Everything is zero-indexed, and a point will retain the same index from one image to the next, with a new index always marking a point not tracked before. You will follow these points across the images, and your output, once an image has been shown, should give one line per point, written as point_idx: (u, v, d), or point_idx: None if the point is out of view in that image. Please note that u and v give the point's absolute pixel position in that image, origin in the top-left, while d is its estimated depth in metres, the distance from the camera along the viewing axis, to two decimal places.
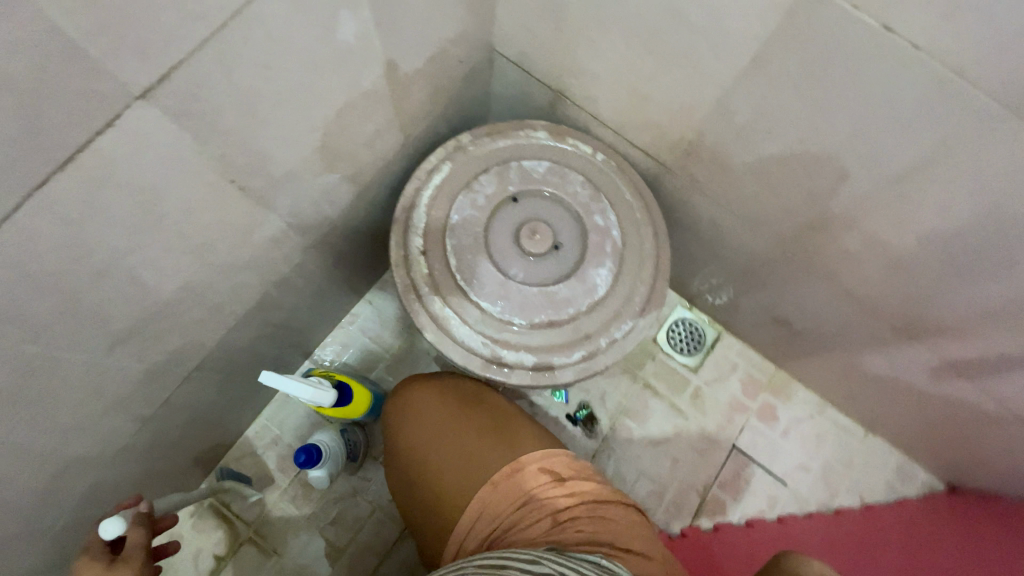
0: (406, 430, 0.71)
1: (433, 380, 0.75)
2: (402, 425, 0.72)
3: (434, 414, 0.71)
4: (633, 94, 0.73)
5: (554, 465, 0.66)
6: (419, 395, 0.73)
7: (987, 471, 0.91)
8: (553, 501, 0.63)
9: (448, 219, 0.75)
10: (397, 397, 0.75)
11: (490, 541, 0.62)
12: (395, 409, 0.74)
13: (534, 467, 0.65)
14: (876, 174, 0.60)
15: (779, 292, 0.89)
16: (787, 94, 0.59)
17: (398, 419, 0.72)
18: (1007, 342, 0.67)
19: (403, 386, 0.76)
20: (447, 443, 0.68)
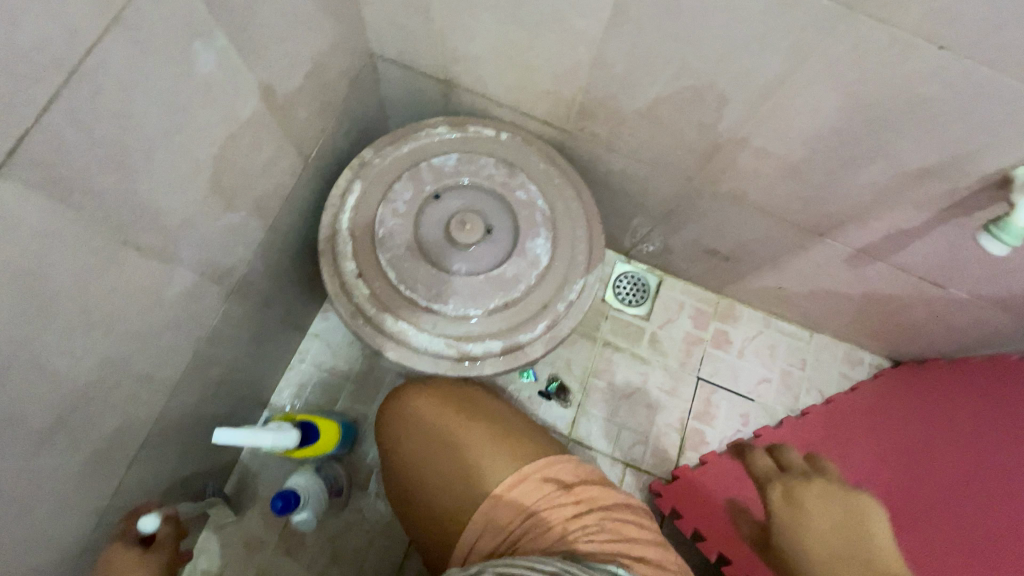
0: (406, 441, 0.71)
1: (429, 385, 0.74)
2: (401, 436, 0.71)
3: (432, 423, 0.70)
4: (516, 66, 0.73)
5: (559, 473, 0.66)
6: (417, 403, 0.72)
7: (920, 335, 0.99)
8: (560, 511, 0.62)
9: (375, 234, 0.74)
10: (393, 406, 0.75)
11: (496, 553, 0.61)
12: (394, 418, 0.73)
13: (538, 477, 0.65)
14: (749, 93, 0.62)
15: (702, 224, 0.92)
16: (651, 36, 0.60)
17: (397, 431, 0.72)
18: (903, 216, 0.72)
19: (401, 394, 0.75)
20: (446, 451, 0.68)
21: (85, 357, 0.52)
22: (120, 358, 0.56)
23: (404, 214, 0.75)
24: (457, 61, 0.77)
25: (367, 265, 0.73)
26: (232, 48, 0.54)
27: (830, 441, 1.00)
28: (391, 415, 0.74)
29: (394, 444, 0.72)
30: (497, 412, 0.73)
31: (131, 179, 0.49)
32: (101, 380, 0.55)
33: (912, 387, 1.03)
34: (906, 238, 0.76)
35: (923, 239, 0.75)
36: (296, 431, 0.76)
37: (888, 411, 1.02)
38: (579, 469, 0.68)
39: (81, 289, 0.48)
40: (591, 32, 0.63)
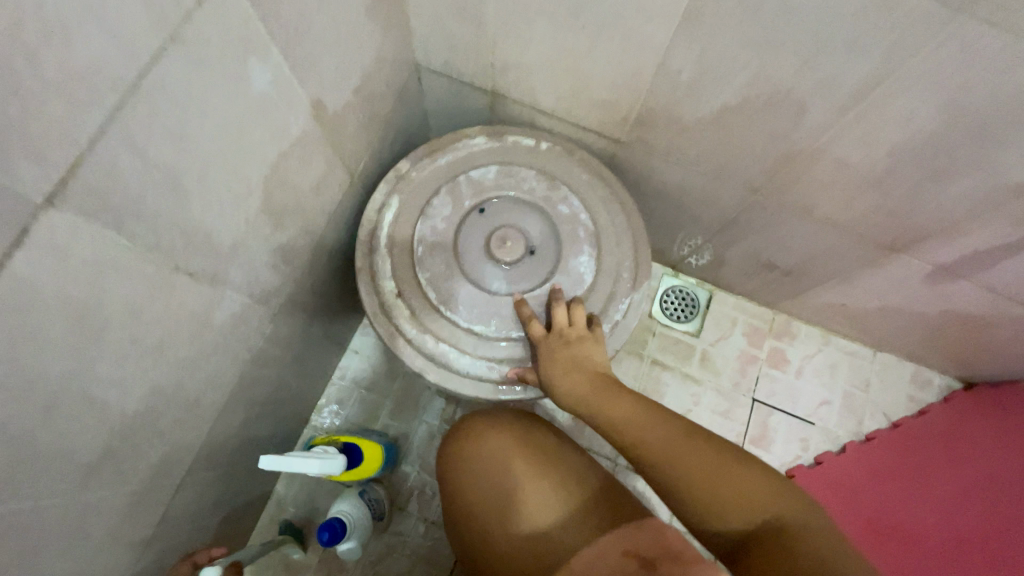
0: (472, 484, 0.67)
1: (499, 422, 0.71)
2: (465, 478, 0.68)
3: (502, 468, 0.66)
4: (572, 75, 0.70)
5: (640, 546, 0.55)
6: (485, 442, 0.69)
7: (1000, 357, 0.91)
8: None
9: (414, 252, 0.71)
10: (459, 440, 0.72)
11: None
12: (460, 454, 0.70)
13: (615, 551, 0.56)
14: (832, 100, 0.57)
15: (762, 237, 0.86)
16: (726, 43, 0.56)
17: (462, 468, 0.69)
18: (998, 233, 0.65)
19: (468, 428, 0.72)
20: (514, 500, 0.64)
21: (133, 388, 0.50)
22: (168, 386, 0.54)
23: (444, 230, 0.72)
24: (507, 71, 0.74)
25: (407, 284, 0.70)
26: (285, 65, 0.52)
27: (903, 472, 0.95)
28: (456, 447, 0.71)
29: (457, 484, 0.69)
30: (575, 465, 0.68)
31: (184, 201, 0.47)
32: (149, 408, 0.53)
33: (989, 407, 0.97)
34: (997, 254, 0.69)
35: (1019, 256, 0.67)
36: (341, 456, 0.72)
37: (964, 434, 0.97)
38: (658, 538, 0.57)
39: (131, 318, 0.46)
40: (656, 38, 0.59)
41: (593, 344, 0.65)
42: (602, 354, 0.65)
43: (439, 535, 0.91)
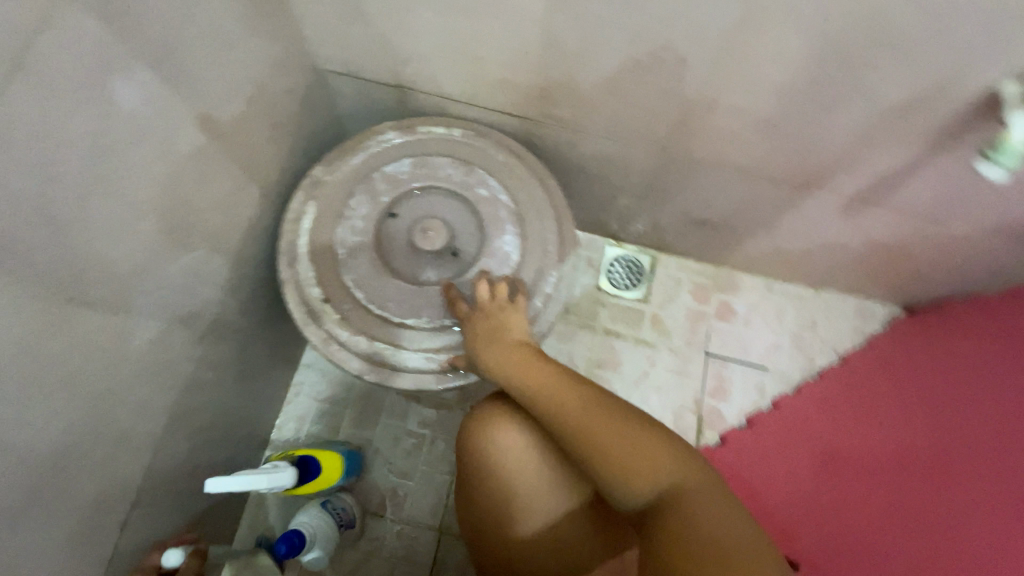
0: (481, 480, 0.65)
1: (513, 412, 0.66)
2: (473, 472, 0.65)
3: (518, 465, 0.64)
4: (466, 59, 0.70)
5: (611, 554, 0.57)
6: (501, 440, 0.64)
7: (929, 278, 0.95)
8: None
9: (336, 255, 0.70)
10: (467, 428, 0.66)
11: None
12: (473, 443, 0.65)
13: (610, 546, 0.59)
14: (706, 47, 0.58)
15: (685, 194, 0.88)
16: (597, 4, 0.56)
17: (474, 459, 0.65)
18: (893, 156, 0.67)
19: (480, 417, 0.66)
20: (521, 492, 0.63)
21: (46, 427, 0.49)
22: (88, 422, 0.53)
23: (362, 228, 0.72)
24: (405, 63, 0.74)
25: (333, 288, 0.70)
26: (157, 81, 0.52)
27: (846, 405, 0.99)
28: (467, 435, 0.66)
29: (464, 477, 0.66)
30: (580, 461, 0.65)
31: (64, 230, 0.46)
32: (71, 446, 0.52)
33: (929, 329, 1.00)
34: (899, 176, 0.71)
35: (921, 175, 0.69)
36: (293, 468, 0.73)
37: (906, 361, 0.99)
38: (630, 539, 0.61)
39: (27, 356, 0.45)
40: (532, 9, 0.59)
41: (519, 322, 0.66)
42: (522, 325, 0.66)
43: (415, 534, 0.91)
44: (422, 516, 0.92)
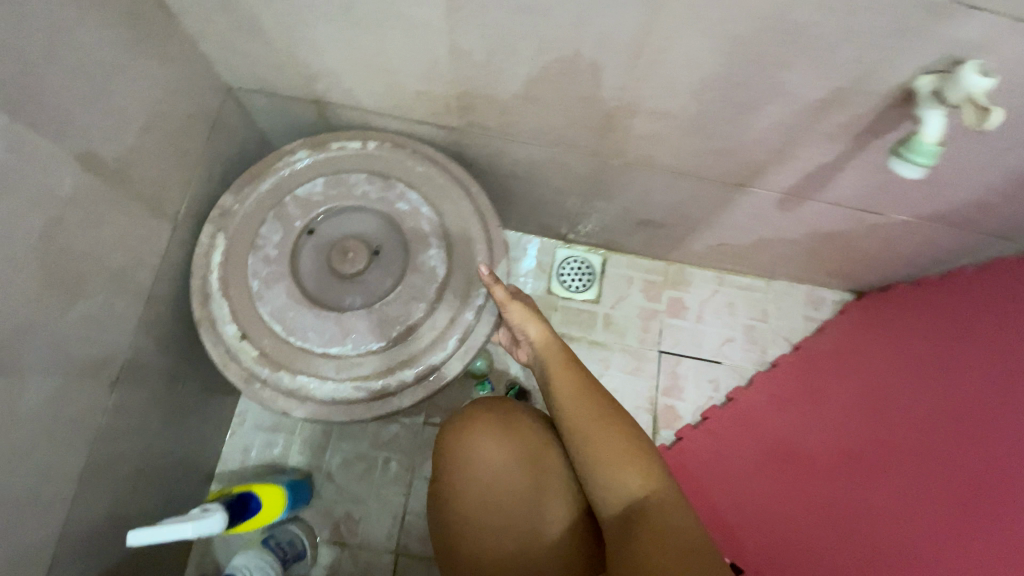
0: (465, 484, 0.64)
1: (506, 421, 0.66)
2: (457, 474, 0.65)
3: (506, 483, 0.63)
4: (377, 73, 0.66)
5: None
6: (490, 442, 0.65)
7: (872, 264, 0.94)
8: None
9: (249, 288, 0.67)
10: (452, 442, 0.67)
11: None
12: (455, 466, 0.65)
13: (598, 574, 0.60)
14: (616, 54, 0.55)
15: (624, 196, 0.85)
16: (499, 12, 0.53)
17: (458, 481, 0.64)
18: (820, 154, 0.65)
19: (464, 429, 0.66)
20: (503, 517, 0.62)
21: None
22: None
23: (276, 256, 0.68)
24: (316, 78, 0.69)
25: (250, 323, 0.66)
26: (20, 126, 0.47)
27: (799, 396, 0.98)
28: (447, 454, 0.66)
29: (448, 479, 0.65)
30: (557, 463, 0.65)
31: None
32: None
33: (874, 320, 1.01)
34: (825, 172, 0.69)
35: (848, 171, 0.68)
36: (224, 510, 0.70)
37: (854, 349, 0.99)
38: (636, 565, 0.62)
39: None
40: (432, 20, 0.56)
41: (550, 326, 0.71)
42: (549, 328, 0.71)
43: (370, 558, 0.89)
44: (377, 539, 0.90)
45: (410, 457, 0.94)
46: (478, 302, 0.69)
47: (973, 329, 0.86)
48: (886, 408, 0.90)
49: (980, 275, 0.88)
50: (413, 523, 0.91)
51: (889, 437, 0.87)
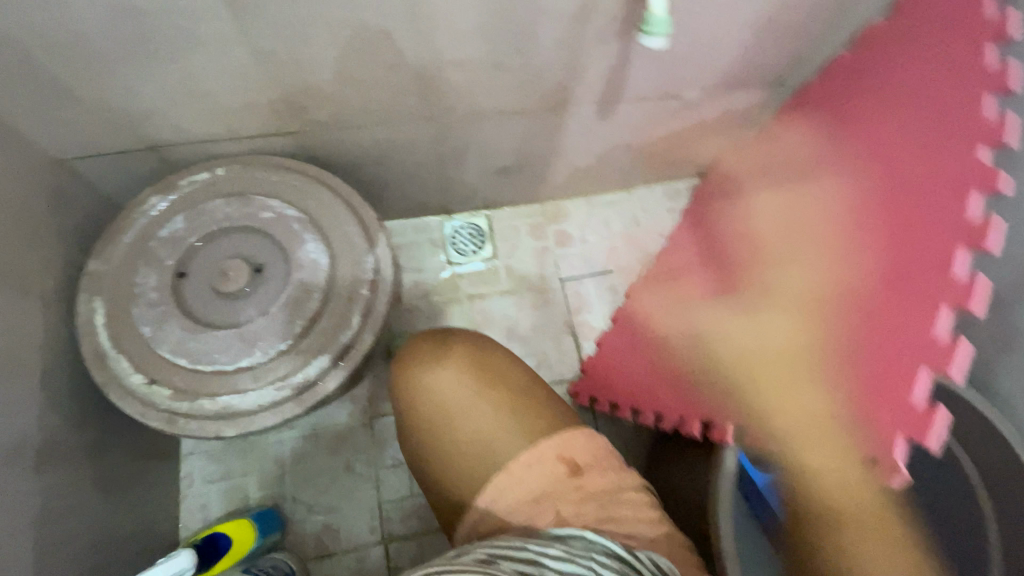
0: (416, 394, 0.68)
1: (450, 342, 0.71)
2: (408, 387, 0.69)
3: (452, 388, 0.67)
4: (197, 99, 0.70)
5: (575, 451, 0.63)
6: (438, 357, 0.69)
7: (703, 147, 1.08)
8: (567, 498, 0.60)
9: (143, 335, 0.69)
10: (401, 365, 0.71)
11: (515, 501, 0.60)
12: (409, 388, 0.69)
13: (554, 456, 0.62)
14: (396, 16, 0.63)
15: (473, 150, 0.93)
16: (280, 7, 0.59)
17: (410, 394, 0.69)
18: (604, 59, 0.76)
19: (410, 354, 0.71)
20: (462, 422, 0.66)
21: None
22: None
23: (159, 299, 0.70)
24: (142, 122, 0.72)
25: (155, 366, 0.68)
26: None
27: (663, 269, 0.99)
28: (400, 382, 0.70)
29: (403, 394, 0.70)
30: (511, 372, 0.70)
31: None
32: None
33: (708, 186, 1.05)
34: (618, 73, 0.80)
35: (634, 66, 0.79)
36: (191, 550, 0.71)
37: (694, 212, 1.02)
38: (595, 443, 0.65)
39: None
40: (225, 31, 0.61)
41: None
42: None
43: (361, 555, 0.92)
44: (362, 536, 0.93)
45: (368, 453, 0.97)
46: (370, 276, 0.74)
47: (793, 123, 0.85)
48: (727, 223, 0.88)
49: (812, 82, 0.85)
50: (391, 509, 0.95)
51: (724, 244, 0.85)
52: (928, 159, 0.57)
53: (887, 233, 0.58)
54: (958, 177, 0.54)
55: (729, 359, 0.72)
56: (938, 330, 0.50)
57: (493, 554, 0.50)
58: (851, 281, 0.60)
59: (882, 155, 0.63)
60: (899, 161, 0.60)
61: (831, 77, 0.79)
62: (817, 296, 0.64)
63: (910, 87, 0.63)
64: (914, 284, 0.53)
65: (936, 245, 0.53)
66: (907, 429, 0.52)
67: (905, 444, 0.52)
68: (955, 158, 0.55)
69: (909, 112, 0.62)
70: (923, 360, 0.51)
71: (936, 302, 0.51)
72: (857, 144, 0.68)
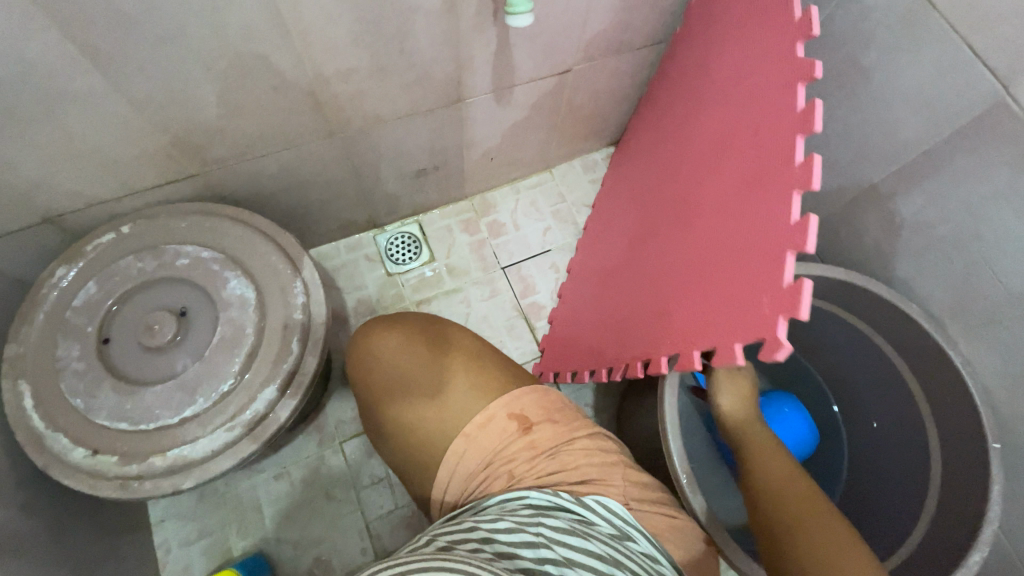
0: (370, 375, 0.69)
1: (400, 321, 0.72)
2: (362, 368, 0.70)
3: (403, 365, 0.67)
4: (84, 159, 0.68)
5: (524, 408, 0.65)
6: (390, 337, 0.69)
7: (608, 114, 1.13)
8: (519, 454, 0.62)
9: (76, 408, 0.67)
10: (354, 350, 0.72)
11: (474, 468, 0.62)
12: (362, 369, 0.70)
13: (505, 414, 0.64)
14: (267, 40, 0.63)
15: (384, 158, 0.94)
16: (146, 52, 0.58)
17: (365, 376, 0.69)
18: (487, 45, 0.78)
19: (361, 336, 0.72)
20: (414, 392, 0.66)
21: None
22: None
23: (86, 367, 0.68)
24: (30, 194, 0.69)
25: (97, 436, 0.66)
26: None
27: (604, 235, 1.01)
28: (355, 367, 0.71)
29: (357, 376, 0.71)
30: (462, 343, 0.71)
31: None
32: None
33: (629, 144, 1.07)
34: (503, 56, 0.82)
35: (517, 47, 0.81)
36: None
37: (623, 176, 1.04)
38: (545, 398, 0.67)
39: None
40: (94, 86, 0.59)
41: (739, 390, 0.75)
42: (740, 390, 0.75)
43: None
44: (356, 559, 0.93)
45: (344, 477, 0.97)
46: (302, 299, 0.74)
47: (675, 73, 0.87)
48: (643, 187, 0.89)
49: (687, 15, 0.86)
50: (379, 525, 0.94)
51: (642, 207, 0.86)
52: (771, 70, 0.58)
53: (749, 147, 0.57)
54: (793, 76, 0.54)
55: (650, 310, 0.69)
56: (790, 212, 0.46)
57: (447, 543, 0.50)
58: (729, 191, 0.59)
59: (741, 80, 0.64)
60: (753, 81, 0.61)
61: (689, 21, 0.82)
62: (707, 225, 0.61)
63: (746, 10, 0.66)
64: (768, 179, 0.51)
65: (781, 139, 0.52)
66: (781, 307, 0.44)
67: (783, 322, 0.43)
68: (789, 59, 0.56)
69: (751, 34, 0.64)
70: (784, 243, 0.46)
71: (785, 187, 0.48)
72: (721, 75, 0.69)
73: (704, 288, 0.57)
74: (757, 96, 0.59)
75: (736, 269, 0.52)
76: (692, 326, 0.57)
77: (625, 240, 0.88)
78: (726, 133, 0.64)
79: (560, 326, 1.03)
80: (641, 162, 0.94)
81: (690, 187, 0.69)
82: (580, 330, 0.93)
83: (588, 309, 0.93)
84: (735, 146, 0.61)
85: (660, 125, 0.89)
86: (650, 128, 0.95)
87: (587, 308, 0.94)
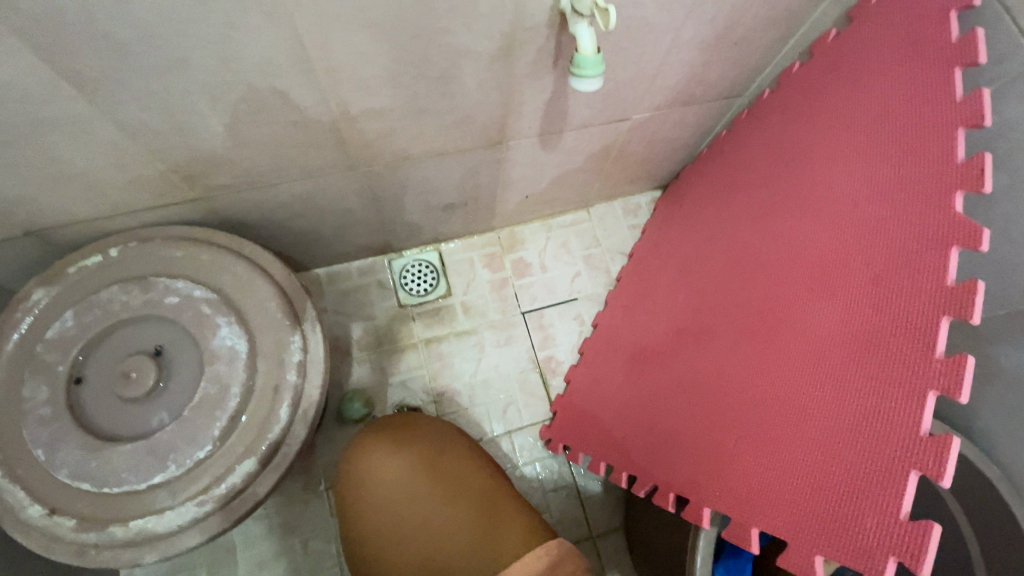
0: (368, 499, 0.66)
1: (410, 439, 0.69)
2: (359, 489, 0.66)
3: (409, 497, 0.65)
4: (69, 179, 0.60)
5: None
6: (396, 463, 0.67)
7: (660, 161, 1.02)
8: None
9: (37, 459, 0.60)
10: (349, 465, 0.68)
11: None
12: (359, 490, 0.66)
13: None
14: (287, 75, 0.53)
15: (409, 191, 0.84)
16: (144, 80, 0.49)
17: (362, 499, 0.66)
18: (540, 91, 0.68)
19: (363, 451, 0.68)
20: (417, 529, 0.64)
21: None
22: None
23: (52, 413, 0.61)
24: (8, 210, 0.61)
25: (56, 493, 0.59)
26: None
27: (637, 301, 0.94)
28: (349, 483, 0.67)
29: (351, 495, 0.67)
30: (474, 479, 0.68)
31: None
32: None
33: (679, 202, 0.98)
34: (557, 102, 0.72)
35: (574, 96, 0.71)
36: None
37: (667, 237, 0.96)
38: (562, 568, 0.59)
39: None
40: (81, 110, 0.51)
41: None
42: None
43: None
44: None
45: (326, 527, 0.90)
46: (298, 359, 0.65)
47: (751, 146, 0.78)
48: (692, 264, 0.81)
49: (780, 81, 0.75)
50: None
51: (688, 288, 0.78)
52: (898, 207, 0.51)
53: (857, 292, 0.50)
54: (931, 233, 0.47)
55: (690, 429, 0.62)
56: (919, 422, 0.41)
57: None
58: (819, 337, 0.52)
59: (847, 198, 0.56)
60: (865, 207, 0.53)
61: (788, 94, 0.72)
62: (780, 364, 0.54)
63: (871, 115, 0.57)
64: (887, 356, 0.45)
65: (911, 315, 0.45)
66: (891, 541, 0.40)
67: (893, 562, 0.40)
68: (928, 206, 0.48)
69: (873, 148, 0.55)
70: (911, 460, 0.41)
71: (917, 385, 0.43)
72: (821, 179, 0.60)
73: (771, 445, 0.51)
74: (869, 232, 0.52)
75: (824, 449, 0.47)
76: (753, 487, 0.51)
77: (663, 319, 0.80)
78: (818, 257, 0.56)
79: (576, 388, 0.96)
80: (693, 235, 0.86)
81: (758, 298, 0.61)
82: (599, 405, 0.86)
83: (611, 386, 0.85)
84: (830, 283, 0.53)
85: (724, 200, 0.81)
86: (709, 196, 0.86)
87: (609, 384, 0.86)
